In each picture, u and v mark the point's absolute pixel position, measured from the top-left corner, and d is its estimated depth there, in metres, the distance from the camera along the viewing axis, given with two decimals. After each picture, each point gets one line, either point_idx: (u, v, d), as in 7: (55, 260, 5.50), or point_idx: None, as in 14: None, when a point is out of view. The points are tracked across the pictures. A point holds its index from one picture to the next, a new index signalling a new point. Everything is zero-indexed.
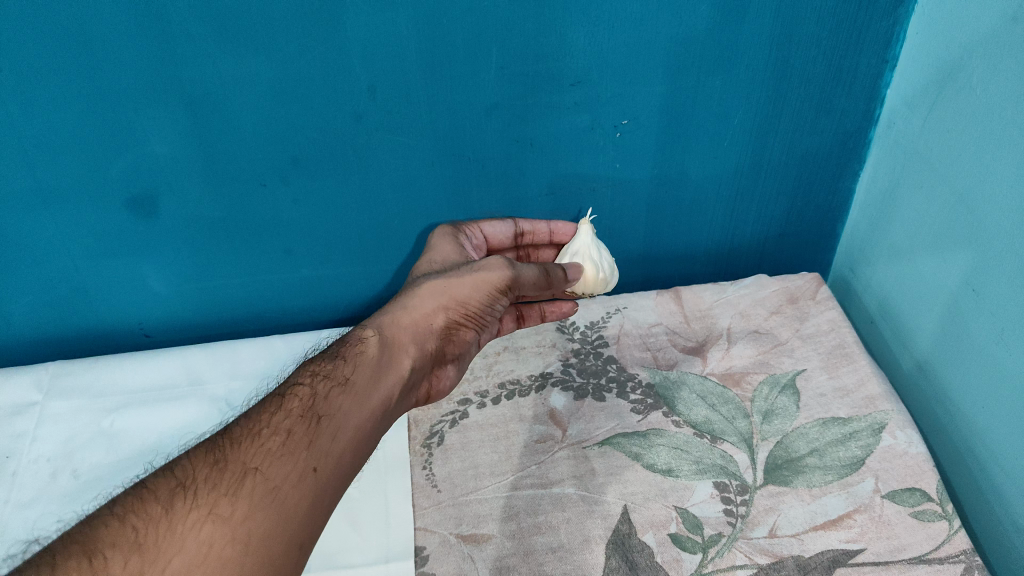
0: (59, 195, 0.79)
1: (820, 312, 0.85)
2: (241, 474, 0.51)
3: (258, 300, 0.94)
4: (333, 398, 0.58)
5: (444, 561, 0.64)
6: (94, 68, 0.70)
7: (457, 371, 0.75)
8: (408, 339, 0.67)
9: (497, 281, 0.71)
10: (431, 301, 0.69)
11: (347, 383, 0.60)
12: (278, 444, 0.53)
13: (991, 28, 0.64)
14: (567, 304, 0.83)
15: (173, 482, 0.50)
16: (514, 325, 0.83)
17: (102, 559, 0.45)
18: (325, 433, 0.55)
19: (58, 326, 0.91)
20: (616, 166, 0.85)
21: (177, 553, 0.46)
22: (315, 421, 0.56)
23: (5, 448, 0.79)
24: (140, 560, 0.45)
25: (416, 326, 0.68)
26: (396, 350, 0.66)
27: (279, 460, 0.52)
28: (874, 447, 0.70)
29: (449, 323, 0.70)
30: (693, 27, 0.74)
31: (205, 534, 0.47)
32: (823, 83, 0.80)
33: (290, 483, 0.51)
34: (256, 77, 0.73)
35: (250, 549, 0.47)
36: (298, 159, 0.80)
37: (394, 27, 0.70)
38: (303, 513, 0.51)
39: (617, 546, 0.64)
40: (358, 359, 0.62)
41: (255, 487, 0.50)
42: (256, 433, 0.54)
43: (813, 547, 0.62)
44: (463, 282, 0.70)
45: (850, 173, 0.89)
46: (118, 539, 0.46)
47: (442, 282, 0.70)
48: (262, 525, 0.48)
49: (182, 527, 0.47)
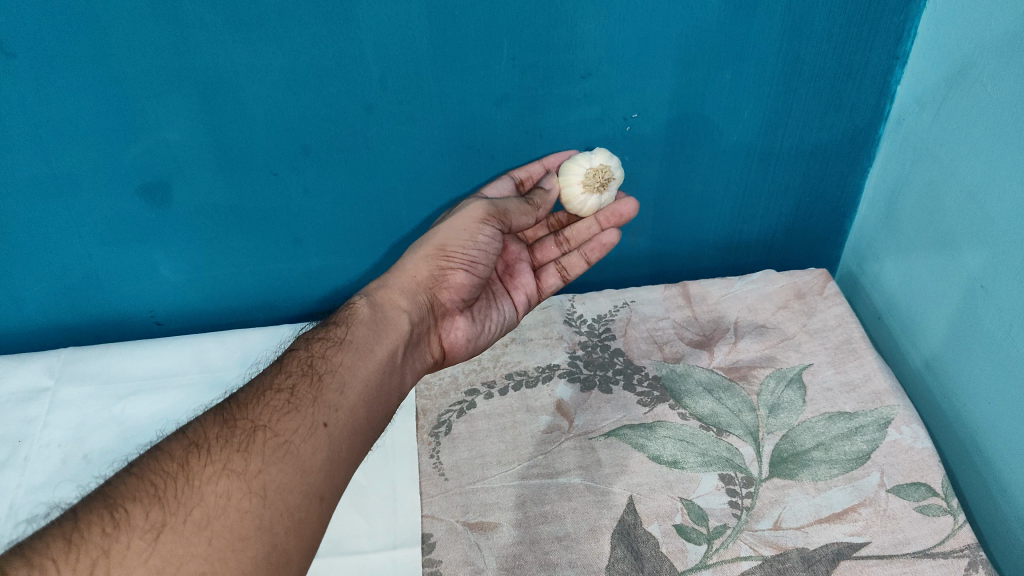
0: (73, 182, 0.79)
1: (828, 307, 0.85)
2: (251, 430, 0.55)
3: (268, 289, 0.95)
4: (331, 356, 0.63)
5: (451, 549, 0.64)
6: (108, 56, 0.70)
7: (471, 322, 0.77)
8: (398, 294, 0.71)
9: (472, 210, 0.72)
10: (414, 254, 0.73)
11: (343, 342, 0.65)
12: (282, 403, 0.58)
13: (1003, 26, 0.64)
14: (605, 237, 0.80)
15: (186, 441, 0.54)
16: (559, 280, 0.84)
17: (123, 511, 0.48)
18: (331, 388, 0.60)
19: (71, 312, 0.92)
20: (625, 160, 0.85)
21: (197, 505, 0.49)
22: (317, 378, 0.61)
23: (17, 433, 0.80)
24: (162, 512, 0.48)
25: (403, 281, 0.72)
26: (387, 308, 0.70)
27: (285, 417, 0.56)
28: (880, 442, 0.70)
29: (436, 270, 0.73)
30: (705, 20, 0.73)
31: (222, 488, 0.50)
32: (835, 78, 0.80)
33: (300, 437, 0.55)
34: (267, 66, 0.73)
35: (268, 501, 0.51)
36: (308, 149, 0.80)
37: (405, 18, 0.71)
38: (318, 464, 0.55)
39: (623, 536, 0.64)
40: (351, 321, 0.68)
41: (266, 444, 0.54)
42: (260, 394, 0.58)
43: (817, 539, 0.63)
44: (443, 226, 0.73)
45: (860, 169, 0.89)
46: (139, 493, 0.49)
47: (423, 237, 0.74)
48: (277, 478, 0.52)
49: (199, 481, 0.51)
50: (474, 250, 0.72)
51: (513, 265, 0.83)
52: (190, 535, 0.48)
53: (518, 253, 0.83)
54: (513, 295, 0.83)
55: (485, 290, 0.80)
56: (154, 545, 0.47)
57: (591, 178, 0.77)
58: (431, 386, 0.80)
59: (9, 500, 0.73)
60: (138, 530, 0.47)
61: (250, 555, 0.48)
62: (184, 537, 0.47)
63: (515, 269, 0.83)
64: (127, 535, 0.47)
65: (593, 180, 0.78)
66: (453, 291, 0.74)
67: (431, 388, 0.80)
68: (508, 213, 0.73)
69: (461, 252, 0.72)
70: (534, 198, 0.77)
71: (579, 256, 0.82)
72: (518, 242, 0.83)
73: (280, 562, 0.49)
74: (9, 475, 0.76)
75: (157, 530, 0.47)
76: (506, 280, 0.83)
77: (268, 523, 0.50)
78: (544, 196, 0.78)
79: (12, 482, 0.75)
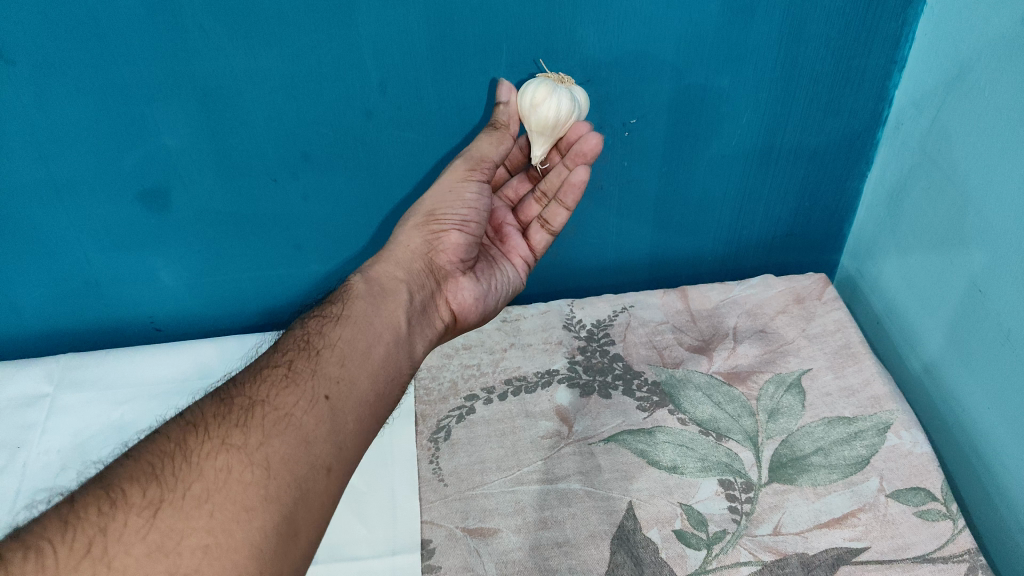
0: (72, 188, 0.79)
1: (827, 311, 0.85)
2: (248, 406, 0.54)
3: (267, 295, 0.95)
4: (329, 331, 0.63)
5: (450, 555, 0.64)
6: (109, 62, 0.70)
7: (477, 282, 0.76)
8: (394, 265, 0.71)
9: (452, 169, 0.72)
10: (406, 227, 0.74)
11: (341, 317, 0.64)
12: (281, 377, 0.57)
13: (1000, 31, 0.64)
14: (574, 175, 0.73)
15: (183, 422, 0.53)
16: (547, 234, 0.81)
17: (119, 491, 0.47)
18: (331, 362, 0.59)
19: (69, 318, 0.92)
20: (624, 165, 0.86)
21: (196, 480, 0.48)
22: (315, 353, 0.60)
23: (16, 439, 0.80)
24: (159, 489, 0.48)
25: (400, 252, 0.72)
26: (384, 280, 0.69)
27: (284, 392, 0.56)
28: (879, 447, 0.70)
29: (428, 235, 0.73)
30: (704, 26, 0.74)
31: (221, 462, 0.50)
32: (832, 84, 0.80)
33: (301, 410, 0.55)
34: (268, 73, 0.73)
35: (271, 473, 0.50)
36: (308, 155, 0.81)
37: (406, 25, 0.71)
38: (323, 436, 0.54)
39: (623, 542, 0.64)
40: (347, 297, 0.67)
41: (265, 418, 0.53)
42: (257, 372, 0.58)
43: (817, 545, 0.63)
44: (428, 195, 0.74)
45: (857, 174, 0.89)
46: (135, 473, 0.48)
47: (411, 210, 0.75)
48: (279, 450, 0.51)
49: (197, 458, 0.50)
50: (463, 208, 0.72)
51: (502, 228, 0.82)
52: (190, 509, 0.47)
53: (505, 216, 0.82)
54: (509, 258, 0.81)
55: (483, 254, 0.80)
56: (153, 520, 0.46)
57: (550, 74, 0.73)
58: (431, 391, 0.80)
59: (7, 506, 0.73)
60: (134, 508, 0.46)
61: (257, 525, 0.47)
62: (184, 512, 0.47)
63: (506, 234, 0.82)
64: (124, 513, 0.46)
65: (552, 78, 0.73)
66: (450, 251, 0.73)
67: (431, 393, 0.80)
68: (484, 156, 0.71)
69: (450, 214, 0.72)
70: (497, 115, 0.73)
71: (558, 204, 0.77)
72: (502, 208, 0.83)
73: (288, 533, 0.49)
74: (8, 482, 0.75)
75: (155, 506, 0.47)
76: (499, 244, 0.82)
77: (273, 494, 0.49)
78: (502, 111, 0.72)
79: (11, 487, 0.75)
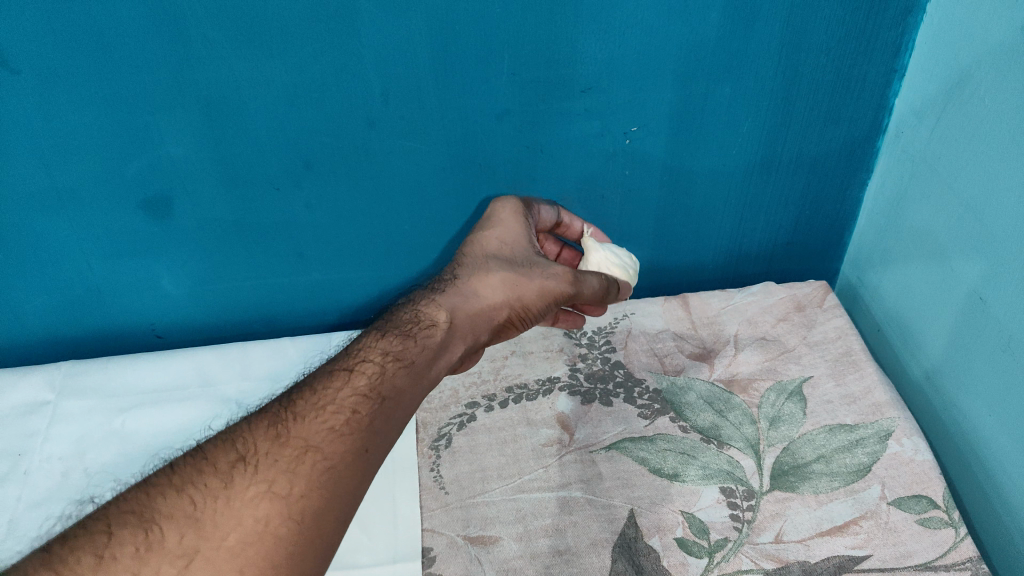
0: (75, 196, 0.80)
1: (827, 319, 0.85)
2: (301, 451, 0.50)
3: (269, 303, 0.95)
4: (399, 381, 0.56)
5: (450, 563, 0.64)
6: (114, 70, 0.71)
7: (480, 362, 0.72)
8: (471, 330, 0.64)
9: (560, 293, 0.69)
10: (500, 294, 0.66)
11: (411, 365, 0.58)
12: (342, 423, 0.52)
13: (999, 40, 0.65)
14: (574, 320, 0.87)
15: (234, 455, 0.50)
16: None
17: (157, 531, 0.45)
18: (389, 417, 0.54)
19: (70, 326, 0.92)
20: (626, 174, 0.86)
21: (233, 530, 0.46)
22: (381, 403, 0.54)
23: (17, 447, 0.80)
24: (196, 535, 0.45)
25: (479, 318, 0.65)
26: (456, 338, 0.62)
27: (338, 439, 0.51)
28: (880, 455, 0.70)
29: (506, 321, 0.67)
30: (704, 35, 0.74)
31: (261, 512, 0.46)
32: (832, 92, 0.80)
33: (346, 464, 0.50)
34: (270, 82, 0.74)
35: (305, 529, 0.47)
36: (309, 163, 0.81)
37: (408, 34, 0.71)
38: (359, 490, 0.50)
39: (623, 550, 0.64)
40: (426, 344, 0.60)
41: (313, 467, 0.49)
42: (320, 407, 0.53)
43: (818, 553, 0.63)
44: (535, 280, 0.68)
45: (858, 182, 0.89)
46: (175, 511, 0.46)
47: (512, 274, 0.67)
48: (319, 504, 0.48)
49: (238, 503, 0.47)
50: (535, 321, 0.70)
51: None
52: (222, 562, 0.44)
53: None
54: None
55: None
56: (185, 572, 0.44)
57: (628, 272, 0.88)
58: (432, 399, 0.80)
59: (9, 514, 0.73)
60: (168, 554, 0.44)
61: None
62: (216, 565, 0.44)
63: None
64: (157, 560, 0.44)
65: None
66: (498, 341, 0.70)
67: (431, 400, 0.80)
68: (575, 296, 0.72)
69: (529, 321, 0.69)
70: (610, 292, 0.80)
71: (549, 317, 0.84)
72: None
73: None
74: (9, 490, 0.76)
75: (189, 556, 0.45)
76: None
77: (302, 552, 0.46)
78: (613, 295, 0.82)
79: (12, 496, 0.75)
